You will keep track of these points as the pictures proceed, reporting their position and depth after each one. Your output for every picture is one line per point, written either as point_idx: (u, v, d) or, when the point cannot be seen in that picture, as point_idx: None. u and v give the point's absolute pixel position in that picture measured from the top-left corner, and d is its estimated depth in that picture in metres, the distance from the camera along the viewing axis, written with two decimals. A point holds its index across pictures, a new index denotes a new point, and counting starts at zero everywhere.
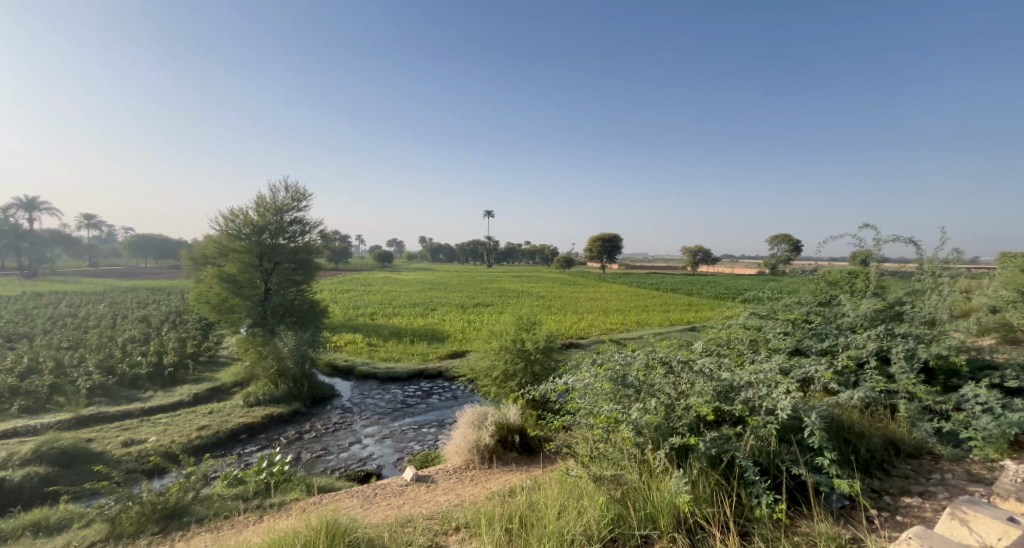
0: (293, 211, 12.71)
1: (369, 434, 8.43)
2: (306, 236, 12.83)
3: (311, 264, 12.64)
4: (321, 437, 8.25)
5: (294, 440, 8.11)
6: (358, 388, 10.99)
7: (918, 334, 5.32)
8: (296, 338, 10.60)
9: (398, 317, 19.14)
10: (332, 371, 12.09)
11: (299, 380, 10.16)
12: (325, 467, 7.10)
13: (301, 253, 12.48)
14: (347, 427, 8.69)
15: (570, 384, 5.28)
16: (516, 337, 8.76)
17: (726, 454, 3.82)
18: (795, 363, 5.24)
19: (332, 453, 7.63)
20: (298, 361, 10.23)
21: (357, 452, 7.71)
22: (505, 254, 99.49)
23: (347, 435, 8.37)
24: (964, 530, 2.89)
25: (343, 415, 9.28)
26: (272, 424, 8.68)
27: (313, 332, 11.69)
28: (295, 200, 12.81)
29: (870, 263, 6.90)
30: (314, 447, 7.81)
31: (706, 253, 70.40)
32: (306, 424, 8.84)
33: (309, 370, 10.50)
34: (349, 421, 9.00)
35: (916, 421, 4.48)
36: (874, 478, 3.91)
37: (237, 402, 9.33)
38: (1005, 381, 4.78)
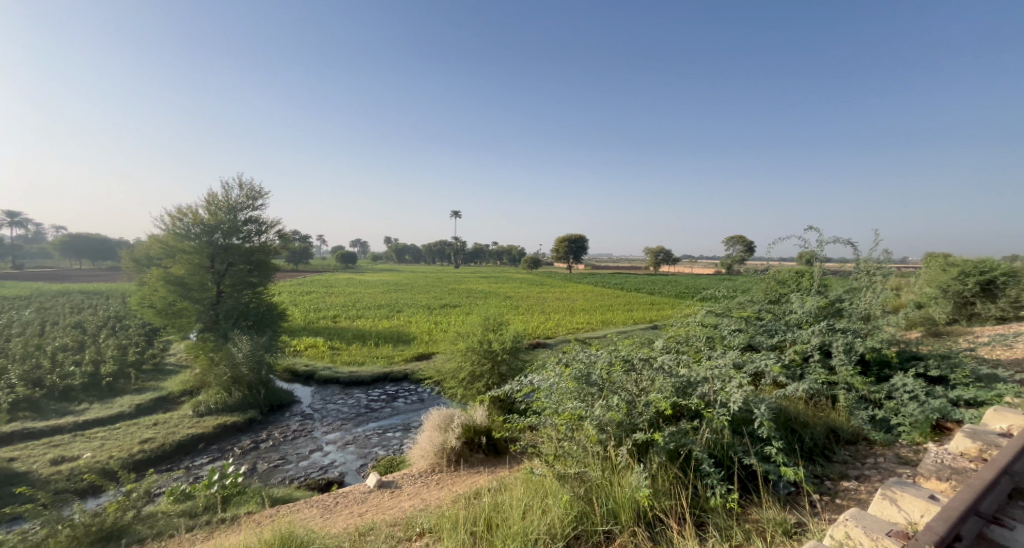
0: (248, 210, 12.22)
1: (330, 440, 8.20)
2: (262, 236, 12.35)
3: (268, 265, 12.17)
4: (278, 446, 7.95)
5: (249, 450, 7.77)
6: (319, 393, 10.65)
7: (855, 329, 5.70)
8: (252, 343, 10.16)
9: (361, 320, 18.66)
10: (291, 376, 11.66)
11: (255, 387, 9.76)
12: (283, 477, 6.85)
13: (257, 253, 12.00)
14: (307, 434, 8.40)
15: (536, 383, 5.32)
16: (482, 337, 8.74)
17: (683, 447, 3.96)
18: (748, 358, 5.50)
19: (290, 462, 7.36)
20: (254, 367, 9.79)
21: (317, 460, 7.48)
22: (471, 254, 98.93)
23: (307, 442, 8.10)
24: (892, 509, 3.11)
25: (302, 422, 8.97)
26: (224, 434, 8.28)
27: (270, 336, 11.25)
28: (250, 198, 12.33)
29: (814, 262, 7.34)
30: (271, 457, 7.51)
31: (667, 254, 72.30)
32: (262, 432, 8.49)
33: (265, 376, 10.08)
34: (310, 428, 8.72)
35: (854, 410, 4.79)
36: (817, 465, 4.14)
37: (185, 413, 8.86)
38: (929, 370, 5.19)
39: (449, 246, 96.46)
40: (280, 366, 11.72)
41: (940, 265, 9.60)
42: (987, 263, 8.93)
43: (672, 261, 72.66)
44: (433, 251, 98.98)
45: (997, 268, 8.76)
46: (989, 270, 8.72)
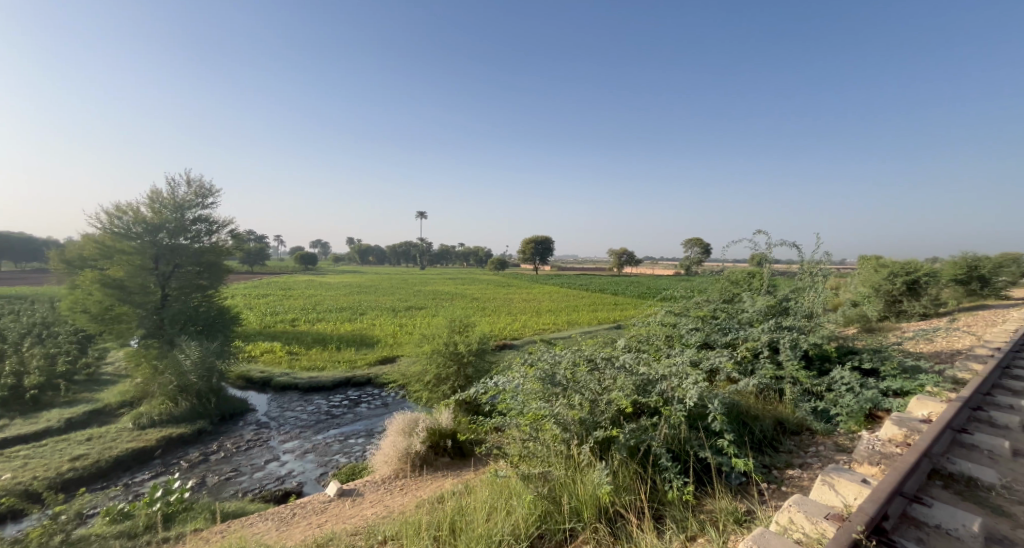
0: (197, 208, 11.72)
1: (288, 449, 7.94)
2: (213, 236, 11.85)
3: (219, 267, 11.65)
4: (231, 458, 7.63)
5: (197, 463, 7.42)
6: (277, 400, 10.29)
7: (800, 327, 6.07)
8: (202, 350, 9.69)
9: (322, 323, 18.15)
10: (245, 384, 11.18)
11: (205, 396, 9.33)
12: (235, 490, 6.59)
13: (207, 254, 11.48)
14: (263, 444, 8.11)
15: (501, 385, 5.37)
16: (448, 339, 8.72)
17: (643, 443, 4.12)
18: (703, 355, 5.76)
19: (244, 473, 7.09)
20: (203, 375, 9.36)
21: (274, 470, 7.24)
22: (435, 256, 97.95)
23: (263, 453, 7.82)
24: (830, 493, 3.34)
25: (258, 431, 8.66)
26: (170, 447, 7.86)
27: (221, 342, 10.76)
28: (199, 196, 11.83)
29: (763, 264, 7.75)
30: (223, 469, 7.20)
31: (629, 256, 74.05)
32: (213, 444, 8.12)
33: (216, 384, 9.65)
34: (266, 437, 8.42)
35: (798, 402, 5.13)
36: (765, 455, 4.40)
37: (125, 425, 8.35)
38: (864, 363, 5.61)
39: (413, 246, 95.09)
40: (232, 373, 11.22)
41: (873, 266, 10.40)
42: (914, 265, 9.74)
43: (634, 262, 74.58)
44: (397, 253, 97.35)
45: (921, 269, 9.58)
46: (913, 270, 9.52)
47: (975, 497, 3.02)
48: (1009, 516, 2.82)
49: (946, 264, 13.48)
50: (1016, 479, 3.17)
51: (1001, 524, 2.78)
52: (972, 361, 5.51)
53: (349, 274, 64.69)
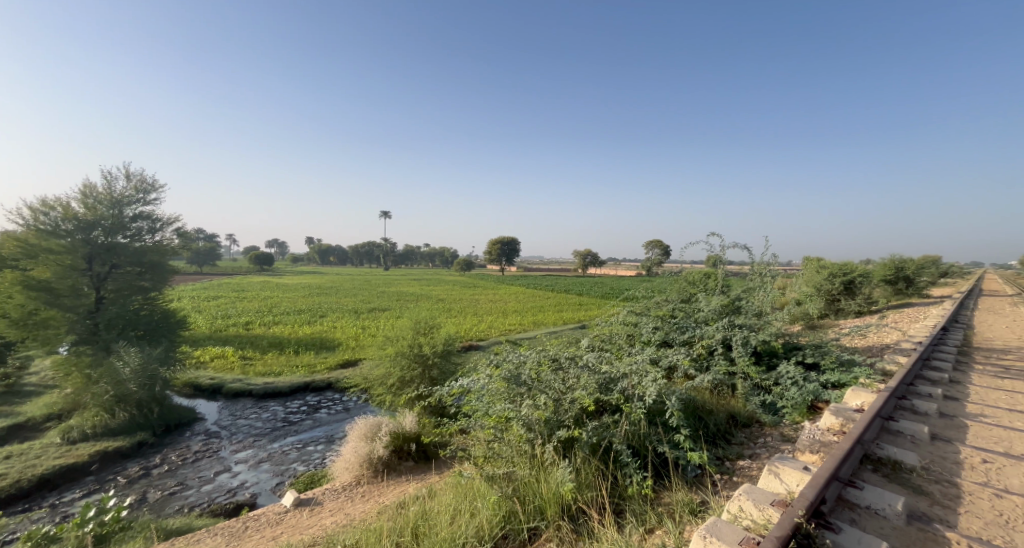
0: (137, 204, 11.16)
1: (240, 459, 7.64)
2: (155, 235, 11.27)
3: (162, 267, 11.05)
4: (177, 471, 7.27)
5: (137, 478, 7.01)
6: (228, 408, 9.87)
7: (750, 324, 6.40)
8: (142, 356, 9.20)
9: (279, 326, 17.56)
10: (192, 392, 10.64)
11: (146, 406, 8.85)
12: (181, 505, 6.28)
13: (149, 254, 10.88)
14: (212, 455, 7.77)
15: (466, 386, 5.40)
16: (412, 341, 8.64)
17: (605, 440, 4.24)
18: (662, 353, 5.99)
19: (191, 487, 6.77)
20: (143, 384, 8.91)
21: (225, 482, 6.95)
22: (399, 257, 96.45)
23: (212, 464, 7.49)
24: (775, 481, 3.54)
25: (207, 442, 8.27)
26: (106, 462, 7.39)
27: (166, 348, 10.21)
28: (139, 191, 11.27)
29: (716, 265, 8.09)
30: (166, 484, 6.84)
31: (593, 257, 75.53)
32: (156, 457, 7.69)
33: (159, 393, 9.20)
34: (216, 447, 8.06)
35: (749, 396, 5.42)
36: (718, 447, 4.62)
37: (53, 440, 7.80)
38: (807, 358, 5.99)
39: (375, 246, 93.31)
40: (179, 380, 10.68)
41: (814, 267, 11.10)
42: (850, 266, 10.47)
43: (597, 262, 76.11)
44: (359, 253, 95.24)
45: (856, 270, 10.32)
46: (849, 271, 10.24)
47: (899, 479, 3.30)
48: (928, 495, 3.10)
49: (877, 265, 14.58)
50: (934, 461, 3.48)
51: (921, 501, 3.04)
52: (899, 354, 5.99)
53: (309, 274, 65.39)
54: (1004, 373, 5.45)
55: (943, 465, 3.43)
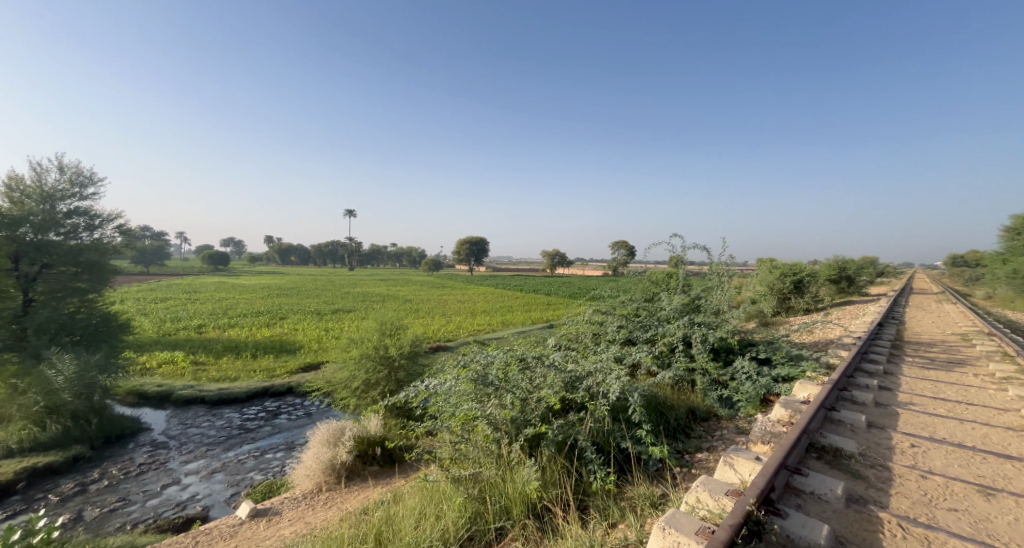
0: (72, 200, 10.52)
1: (191, 471, 7.32)
2: (93, 233, 10.62)
3: (102, 267, 10.43)
4: (118, 485, 6.87)
5: (71, 495, 6.57)
6: (178, 416, 9.41)
7: (708, 323, 6.65)
8: (79, 363, 8.66)
9: (235, 329, 16.88)
10: (137, 400, 10.07)
11: (82, 417, 8.31)
12: (123, 522, 5.96)
13: (86, 253, 10.24)
14: (160, 468, 7.39)
15: (433, 388, 5.37)
16: (377, 343, 8.51)
17: (570, 437, 4.33)
18: (626, 351, 6.15)
19: (135, 502, 6.42)
20: (79, 393, 8.39)
21: (173, 495, 6.64)
22: (364, 257, 94.47)
23: (160, 477, 7.13)
24: (729, 472, 3.69)
25: (154, 453, 7.86)
26: (35, 479, 6.88)
27: (106, 354, 9.62)
28: (74, 185, 10.64)
29: (678, 265, 8.32)
30: (106, 500, 6.45)
31: (561, 257, 76.38)
32: (94, 472, 7.24)
33: (98, 402, 8.67)
34: (163, 459, 7.67)
35: (707, 391, 5.63)
36: (679, 441, 4.77)
37: None
38: (760, 354, 6.27)
39: (340, 246, 91.14)
40: (121, 389, 10.08)
41: (768, 267, 11.65)
42: (799, 266, 11.08)
43: (565, 262, 77.10)
44: (323, 253, 92.71)
45: (804, 270, 10.90)
46: (799, 271, 10.82)
47: (841, 465, 3.52)
48: (865, 479, 3.32)
49: (823, 265, 15.47)
50: (870, 447, 3.74)
51: (859, 485, 3.26)
52: (841, 349, 6.38)
53: (268, 274, 63.87)
54: (931, 364, 5.90)
55: (878, 451, 3.69)
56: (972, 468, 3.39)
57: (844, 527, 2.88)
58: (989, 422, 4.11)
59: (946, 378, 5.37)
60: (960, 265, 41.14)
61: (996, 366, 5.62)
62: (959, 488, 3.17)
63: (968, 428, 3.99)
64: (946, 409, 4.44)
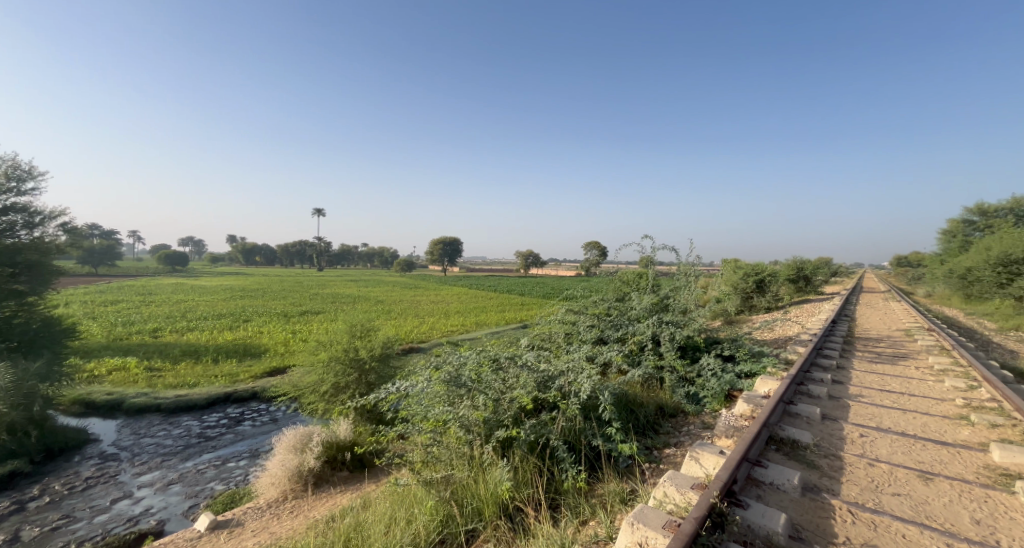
0: (8, 196, 9.90)
1: (144, 483, 7.01)
2: (32, 231, 10.03)
3: (43, 267, 9.87)
4: (62, 502, 6.50)
5: (8, 515, 6.17)
6: (130, 426, 8.98)
7: (676, 321, 6.83)
8: (16, 372, 8.10)
9: (195, 332, 16.23)
10: (83, 410, 9.54)
11: (20, 430, 7.68)
12: (67, 541, 5.66)
13: (25, 252, 9.66)
14: (109, 481, 7.04)
15: (404, 391, 5.33)
16: (347, 345, 8.36)
17: (542, 437, 4.37)
18: (598, 351, 6.26)
19: (81, 519, 6.10)
20: (17, 404, 7.81)
21: (124, 510, 6.34)
22: (333, 257, 92.49)
23: (108, 491, 6.79)
24: (695, 466, 3.80)
25: (102, 466, 7.48)
26: None
27: (47, 362, 9.05)
28: (10, 180, 10.03)
29: (648, 265, 8.49)
30: (47, 518, 6.10)
31: (534, 257, 76.81)
32: (34, 488, 6.82)
33: (38, 414, 8.14)
34: (113, 472, 7.32)
35: (675, 388, 5.78)
36: (648, 437, 4.89)
37: None
38: (725, 352, 6.48)
39: (308, 246, 88.92)
40: (65, 399, 9.52)
41: (732, 267, 12.08)
42: (761, 266, 11.55)
43: (538, 262, 77.58)
44: (291, 253, 90.26)
45: (766, 270, 11.35)
46: (760, 272, 11.28)
47: (798, 456, 3.69)
48: (820, 469, 3.49)
49: (783, 265, 16.15)
50: (824, 438, 3.93)
51: (813, 475, 3.42)
52: (799, 345, 6.67)
53: (230, 274, 63.64)
54: (879, 358, 6.26)
55: (831, 441, 3.89)
56: (914, 455, 3.61)
57: (799, 515, 3.02)
58: (930, 411, 4.39)
59: (893, 371, 5.69)
60: (905, 265, 43.69)
61: (936, 359, 6.02)
62: (901, 474, 3.37)
63: (910, 418, 4.25)
64: (891, 400, 4.72)
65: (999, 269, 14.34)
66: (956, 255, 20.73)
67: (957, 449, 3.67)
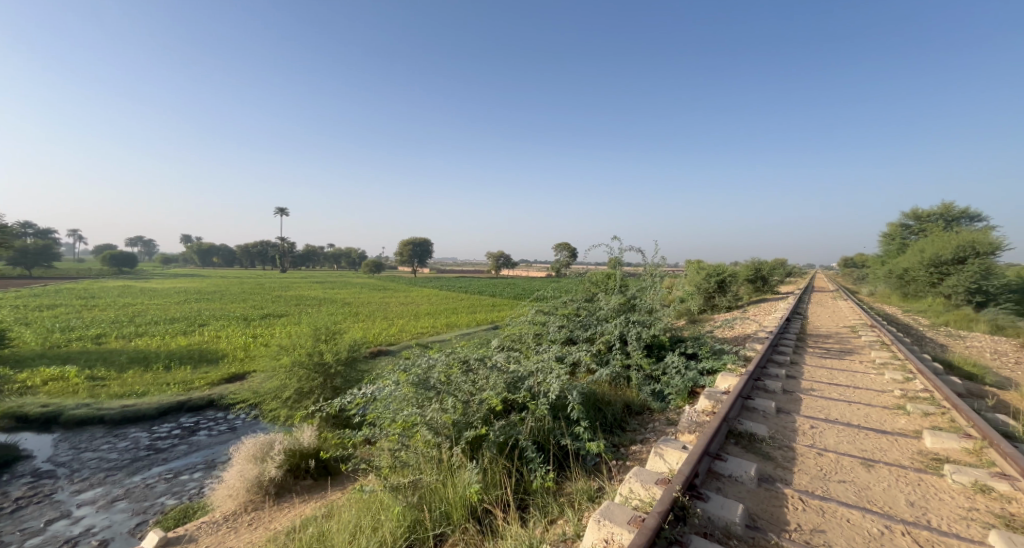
0: None
1: (85, 501, 6.62)
2: None
3: None
4: None
5: None
6: (69, 439, 8.45)
7: (642, 321, 7.00)
8: None
9: (145, 338, 15.42)
10: (15, 424, 8.89)
11: None
12: None
13: None
14: (43, 501, 6.61)
15: (372, 395, 5.25)
16: (311, 349, 8.17)
17: (511, 438, 4.40)
18: (567, 351, 6.35)
19: (10, 543, 5.70)
20: None
21: (62, 531, 5.97)
22: (297, 258, 89.88)
23: (43, 511, 6.38)
24: (659, 461, 3.91)
25: (36, 485, 7.01)
26: None
27: None
28: None
29: (617, 267, 8.65)
30: None
31: (503, 258, 77.01)
32: None
33: None
34: (49, 490, 6.88)
35: (641, 386, 5.92)
36: (615, 435, 4.99)
37: None
38: (688, 350, 6.69)
39: (270, 246, 86.03)
40: None
41: (695, 268, 12.48)
42: (721, 267, 11.98)
43: (507, 263, 77.81)
44: (252, 254, 87.15)
45: (727, 271, 11.81)
46: (721, 272, 11.73)
47: (755, 448, 3.85)
48: (776, 460, 3.65)
49: (742, 265, 16.80)
50: (779, 430, 4.12)
51: (768, 466, 3.59)
52: (756, 342, 6.96)
53: (184, 275, 60.88)
54: (828, 354, 6.61)
55: (785, 433, 4.08)
56: (858, 443, 3.84)
57: (755, 505, 3.15)
58: (871, 402, 4.68)
59: (841, 365, 6.03)
60: (852, 266, 46.28)
61: (878, 353, 6.41)
62: (846, 461, 3.58)
63: (855, 409, 4.52)
64: (838, 393, 4.99)
65: (932, 270, 15.38)
66: (896, 256, 22.18)
67: (895, 436, 3.92)
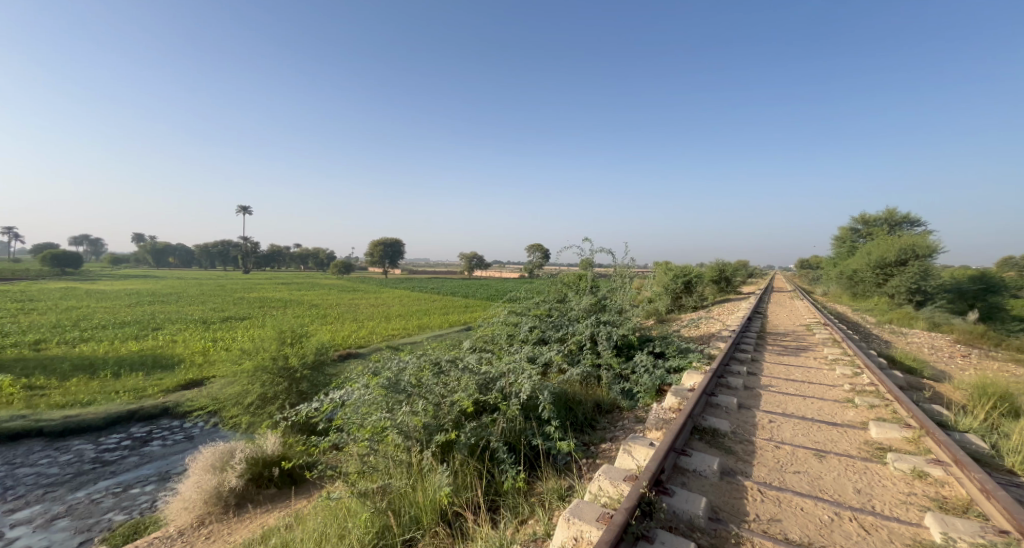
0: None
1: (21, 521, 6.22)
2: None
3: None
4: None
5: None
6: (5, 454, 7.93)
7: (612, 321, 7.14)
8: None
9: (91, 344, 14.59)
10: None
11: None
12: None
13: None
14: None
15: (340, 399, 5.15)
16: (275, 353, 7.93)
17: (482, 439, 4.41)
18: (539, 351, 6.41)
19: None
20: None
21: None
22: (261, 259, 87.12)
23: None
24: (627, 458, 4.00)
25: None
26: None
27: None
28: None
29: (588, 268, 8.76)
30: None
31: (474, 259, 76.86)
32: None
33: None
34: None
35: (611, 384, 6.03)
36: (585, 434, 5.07)
37: None
38: (657, 350, 6.84)
39: (232, 246, 82.98)
40: None
41: (663, 269, 12.79)
42: (688, 268, 12.35)
43: (478, 263, 77.67)
44: (212, 254, 83.95)
45: (692, 272, 12.21)
46: (688, 273, 12.12)
47: (718, 443, 3.99)
48: (737, 455, 3.80)
49: (707, 267, 17.35)
50: (741, 426, 4.28)
51: (730, 460, 3.73)
52: (719, 341, 7.20)
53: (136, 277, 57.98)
54: (785, 351, 6.91)
55: (747, 428, 4.24)
56: (811, 436, 4.03)
57: (717, 498, 3.27)
58: (823, 396, 4.92)
59: (797, 362, 6.31)
60: (807, 268, 48.39)
61: (830, 350, 6.74)
62: (801, 453, 3.76)
63: (809, 403, 4.74)
64: (794, 388, 5.22)
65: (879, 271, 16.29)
66: (847, 258, 23.38)
67: (844, 428, 4.15)
